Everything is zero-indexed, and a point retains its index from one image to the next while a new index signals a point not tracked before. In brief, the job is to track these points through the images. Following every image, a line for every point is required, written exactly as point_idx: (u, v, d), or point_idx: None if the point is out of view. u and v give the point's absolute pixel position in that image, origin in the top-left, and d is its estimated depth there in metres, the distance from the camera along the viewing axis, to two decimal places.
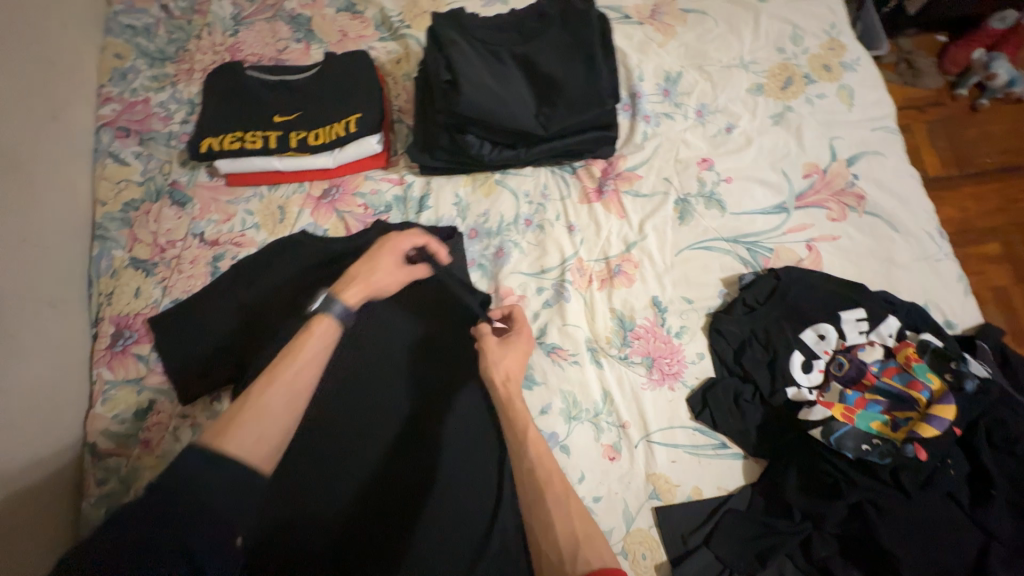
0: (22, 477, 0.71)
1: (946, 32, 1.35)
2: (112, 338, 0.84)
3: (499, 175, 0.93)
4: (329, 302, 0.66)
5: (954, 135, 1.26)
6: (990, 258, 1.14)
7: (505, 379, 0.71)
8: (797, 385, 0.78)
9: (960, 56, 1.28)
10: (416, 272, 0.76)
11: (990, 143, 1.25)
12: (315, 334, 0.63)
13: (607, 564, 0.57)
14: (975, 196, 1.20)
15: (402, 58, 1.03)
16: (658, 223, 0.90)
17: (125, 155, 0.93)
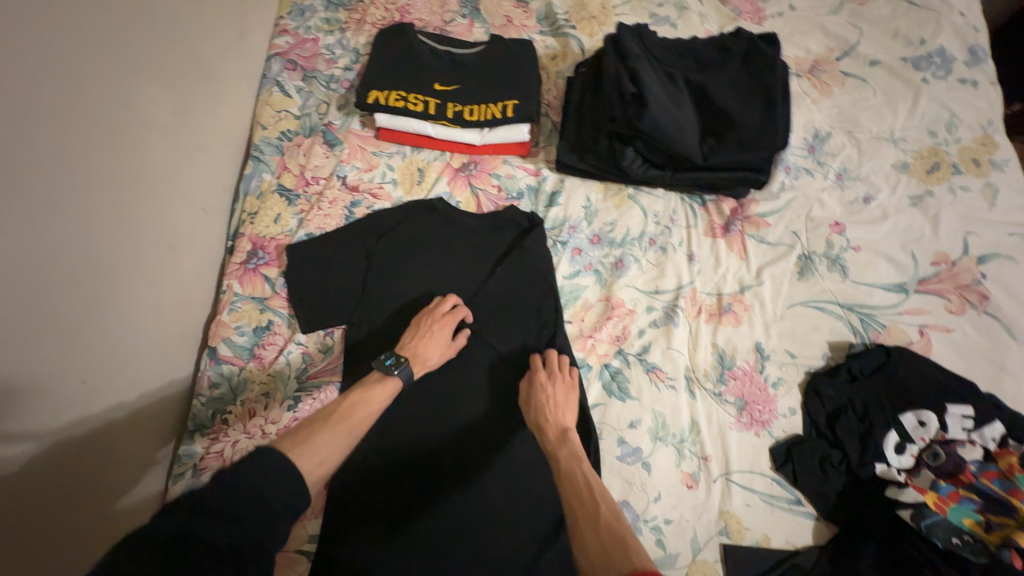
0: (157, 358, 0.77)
1: None
2: (247, 255, 0.89)
3: (633, 190, 0.96)
4: (399, 365, 0.74)
5: None
6: None
7: (537, 425, 0.77)
8: (886, 463, 0.79)
9: None
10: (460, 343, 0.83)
11: None
12: (385, 388, 0.72)
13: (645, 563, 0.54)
14: None
15: (559, 54, 1.05)
16: (776, 273, 0.92)
17: (289, 87, 0.98)
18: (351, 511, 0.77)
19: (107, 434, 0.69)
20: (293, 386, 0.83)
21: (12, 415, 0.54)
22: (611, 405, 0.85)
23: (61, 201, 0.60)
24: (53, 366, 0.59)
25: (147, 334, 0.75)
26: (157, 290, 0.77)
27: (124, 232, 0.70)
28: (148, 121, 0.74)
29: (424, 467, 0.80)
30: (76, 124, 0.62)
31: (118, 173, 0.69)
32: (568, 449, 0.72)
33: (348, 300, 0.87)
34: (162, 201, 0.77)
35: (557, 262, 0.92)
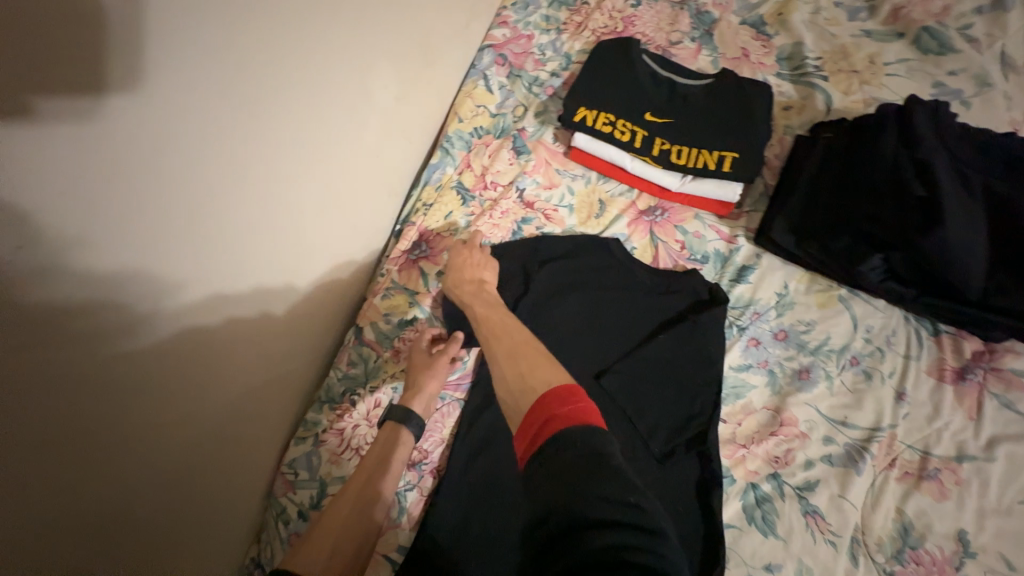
0: (314, 322, 0.80)
1: None
2: (411, 245, 0.88)
3: (846, 292, 0.80)
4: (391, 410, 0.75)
5: None
6: None
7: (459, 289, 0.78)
8: None
9: None
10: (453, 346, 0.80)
11: None
12: (379, 443, 0.73)
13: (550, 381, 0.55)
14: None
15: (792, 106, 0.89)
16: (1015, 452, 0.71)
17: (493, 82, 0.94)
18: (435, 558, 0.71)
19: (268, 391, 0.74)
20: None
21: (201, 357, 0.58)
22: (747, 534, 0.72)
23: (282, 164, 0.64)
24: (249, 312, 0.65)
25: (316, 300, 0.79)
26: (331, 261, 0.81)
27: (321, 199, 0.74)
28: (370, 101, 0.76)
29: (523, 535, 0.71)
30: (312, 93, 0.65)
31: (332, 143, 0.72)
32: (486, 300, 0.75)
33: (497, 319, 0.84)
34: (356, 175, 0.80)
35: (728, 348, 0.79)
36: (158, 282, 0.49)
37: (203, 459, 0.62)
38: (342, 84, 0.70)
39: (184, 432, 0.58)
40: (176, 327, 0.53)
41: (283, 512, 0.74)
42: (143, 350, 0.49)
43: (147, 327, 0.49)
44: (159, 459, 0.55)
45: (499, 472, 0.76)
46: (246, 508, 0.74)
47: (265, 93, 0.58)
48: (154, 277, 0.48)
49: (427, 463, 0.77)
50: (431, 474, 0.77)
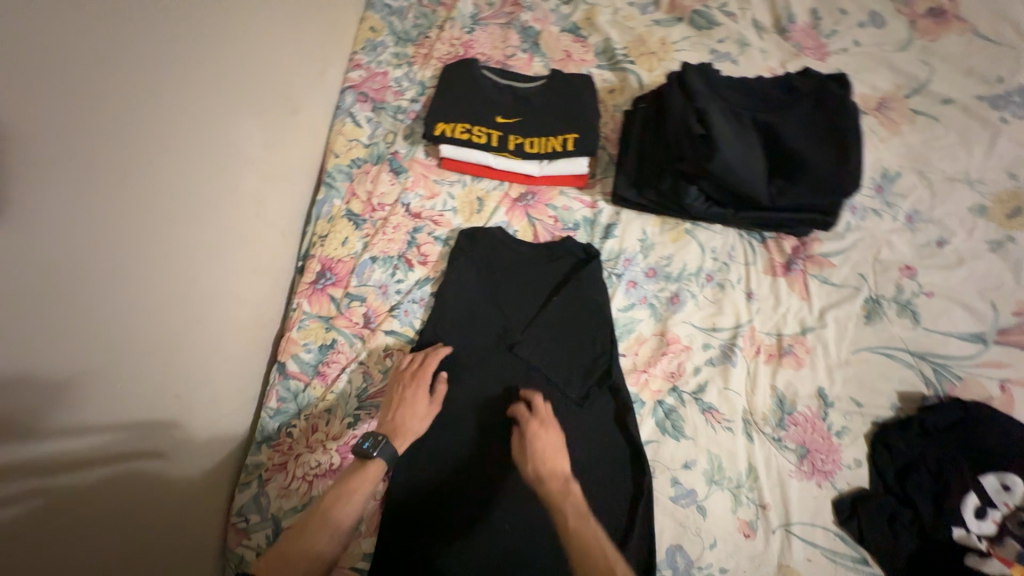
0: (233, 368, 0.82)
1: None
2: (316, 276, 0.93)
3: (690, 225, 0.96)
4: (379, 447, 0.72)
5: None
6: None
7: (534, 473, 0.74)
8: (965, 528, 0.73)
9: None
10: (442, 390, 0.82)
11: None
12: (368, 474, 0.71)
13: None
14: None
15: (616, 88, 1.07)
16: (841, 316, 0.89)
17: (359, 117, 1.04)
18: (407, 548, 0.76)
19: (177, 489, 0.71)
20: (354, 403, 0.85)
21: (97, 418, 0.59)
22: (664, 443, 0.84)
23: (121, 274, 0.62)
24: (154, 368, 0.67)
25: (226, 355, 0.81)
26: (231, 320, 0.82)
27: (191, 274, 0.73)
28: (239, 153, 0.82)
29: (479, 502, 0.79)
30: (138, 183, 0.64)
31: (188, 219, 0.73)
32: (574, 506, 0.69)
33: (415, 322, 0.92)
34: (241, 228, 0.84)
35: (612, 294, 0.92)
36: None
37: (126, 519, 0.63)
38: (202, 144, 0.75)
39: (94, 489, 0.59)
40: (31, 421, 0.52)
41: (243, 561, 0.75)
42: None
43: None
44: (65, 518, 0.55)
45: (442, 455, 0.82)
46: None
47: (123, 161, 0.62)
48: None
49: None
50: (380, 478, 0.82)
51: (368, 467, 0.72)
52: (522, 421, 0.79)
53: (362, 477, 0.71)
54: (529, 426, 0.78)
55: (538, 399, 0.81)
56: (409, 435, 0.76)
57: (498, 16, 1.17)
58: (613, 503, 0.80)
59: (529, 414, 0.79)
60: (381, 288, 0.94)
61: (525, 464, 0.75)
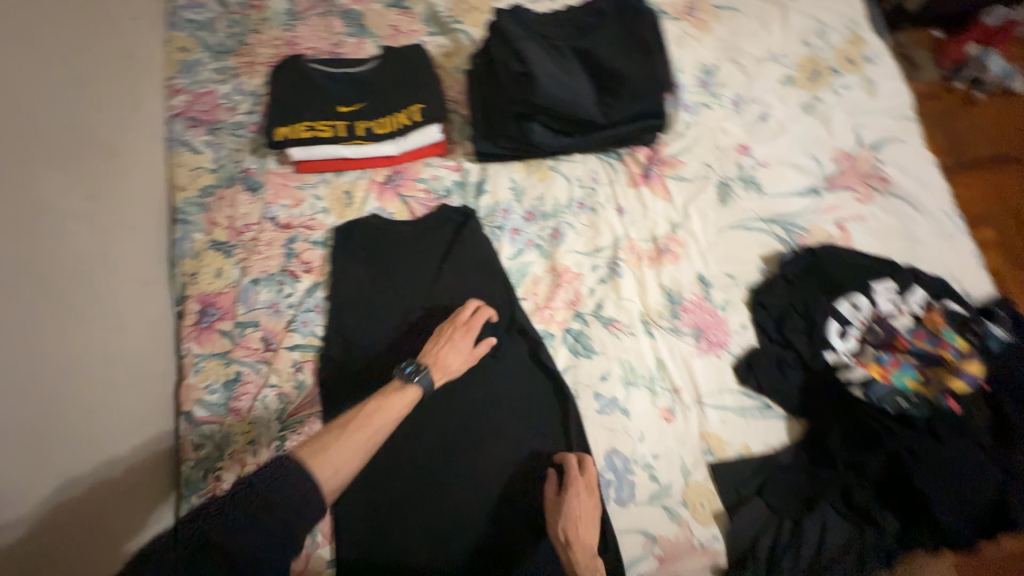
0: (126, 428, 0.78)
1: (941, 28, 1.61)
2: (199, 315, 0.89)
3: (552, 162, 1.00)
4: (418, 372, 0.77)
5: (951, 125, 1.50)
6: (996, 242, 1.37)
7: (566, 540, 0.72)
8: (834, 350, 0.85)
9: (955, 51, 1.53)
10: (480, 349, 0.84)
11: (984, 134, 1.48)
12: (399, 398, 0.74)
13: None
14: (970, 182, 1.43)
15: (452, 51, 1.09)
16: (701, 205, 0.98)
17: (196, 143, 0.98)
18: (374, 536, 0.80)
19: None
20: (276, 426, 0.84)
21: None
22: (580, 365, 0.89)
23: None
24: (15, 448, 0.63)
25: (110, 429, 0.76)
26: (105, 396, 0.77)
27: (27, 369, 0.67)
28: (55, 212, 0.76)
29: (426, 475, 0.83)
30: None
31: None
32: None
33: (316, 330, 0.90)
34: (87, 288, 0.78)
35: (498, 246, 0.95)
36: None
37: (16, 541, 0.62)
38: None
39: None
40: None
41: None
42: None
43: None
44: None
45: (382, 445, 0.84)
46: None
47: None
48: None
49: None
50: None
51: (407, 390, 0.75)
52: (567, 479, 0.77)
53: (396, 397, 0.73)
54: (573, 486, 0.76)
55: (584, 460, 0.79)
56: (440, 361, 0.80)
57: (315, 5, 1.13)
58: (549, 434, 0.85)
59: (573, 472, 0.77)
60: (272, 307, 0.91)
61: (555, 521, 0.74)
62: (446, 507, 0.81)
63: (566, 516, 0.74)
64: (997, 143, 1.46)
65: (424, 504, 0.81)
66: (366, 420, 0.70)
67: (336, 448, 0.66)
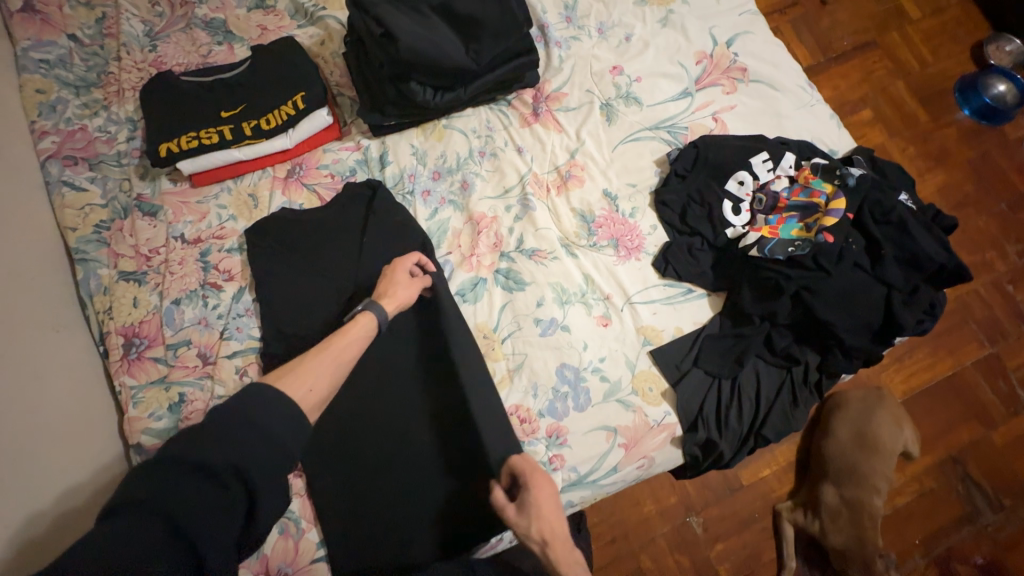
0: (72, 467, 0.77)
1: None
2: (124, 348, 0.88)
3: (446, 120, 1.03)
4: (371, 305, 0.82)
5: (811, 25, 1.63)
6: (865, 122, 1.56)
7: (543, 540, 0.68)
8: (732, 226, 0.94)
9: None
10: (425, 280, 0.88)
11: (842, 28, 1.63)
12: (361, 324, 0.79)
13: None
14: (840, 74, 1.59)
15: (325, 38, 1.09)
16: (592, 129, 1.04)
17: (79, 181, 0.95)
18: (362, 502, 0.82)
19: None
20: None
21: None
22: (515, 298, 0.93)
23: None
24: None
25: (57, 472, 0.74)
26: (47, 449, 0.74)
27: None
28: None
29: (395, 435, 0.85)
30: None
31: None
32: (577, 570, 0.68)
33: (253, 332, 0.90)
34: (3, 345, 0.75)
35: (413, 210, 0.99)
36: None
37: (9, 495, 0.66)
38: None
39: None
40: None
41: None
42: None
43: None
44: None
45: (350, 422, 0.86)
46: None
47: None
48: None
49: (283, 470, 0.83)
50: (295, 476, 0.84)
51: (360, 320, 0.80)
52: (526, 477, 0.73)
53: (358, 327, 0.79)
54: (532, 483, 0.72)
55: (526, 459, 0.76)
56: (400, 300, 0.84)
57: (173, 21, 1.09)
58: (500, 367, 0.90)
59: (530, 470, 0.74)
60: (201, 322, 0.90)
61: (526, 526, 0.69)
62: (423, 457, 0.85)
63: (534, 515, 0.70)
64: (852, 35, 1.63)
65: (401, 461, 0.84)
66: (331, 345, 0.75)
67: (303, 372, 0.70)
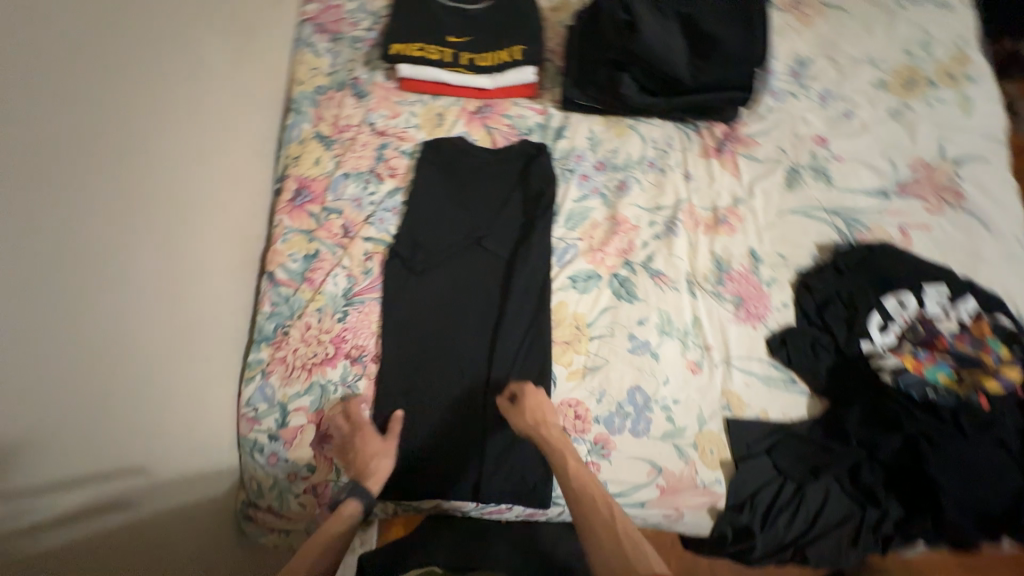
0: (231, 268, 0.92)
1: None
2: (294, 194, 1.01)
3: (632, 121, 1.06)
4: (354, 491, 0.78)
5: None
6: None
7: (538, 426, 0.80)
8: (871, 341, 0.88)
9: None
10: (395, 432, 0.85)
11: None
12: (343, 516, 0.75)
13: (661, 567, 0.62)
14: None
15: (559, 6, 1.17)
16: (767, 187, 1.01)
17: (319, 47, 1.12)
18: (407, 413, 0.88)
19: (168, 437, 0.73)
20: (341, 301, 0.95)
21: (160, 312, 0.72)
22: (620, 307, 0.94)
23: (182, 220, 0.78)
24: (190, 276, 0.79)
25: (225, 276, 0.90)
26: (224, 258, 0.90)
27: (183, 222, 0.78)
28: (212, 72, 0.87)
29: (462, 372, 0.91)
30: (81, 114, 0.59)
31: (154, 158, 0.72)
32: (570, 450, 0.78)
33: (390, 229, 1.00)
34: (212, 157, 0.87)
35: (566, 187, 1.02)
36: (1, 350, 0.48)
37: (202, 288, 0.83)
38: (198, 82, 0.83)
39: (184, 290, 0.78)
40: (151, 268, 0.71)
41: (256, 443, 0.87)
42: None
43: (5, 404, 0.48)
44: (184, 296, 0.78)
45: (431, 345, 0.93)
46: (221, 464, 0.86)
47: (171, 123, 0.76)
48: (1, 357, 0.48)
49: (366, 354, 0.92)
50: (372, 361, 0.91)
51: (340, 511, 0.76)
52: (518, 390, 0.86)
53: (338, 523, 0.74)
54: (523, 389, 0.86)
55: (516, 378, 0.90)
56: (379, 474, 0.80)
57: None
58: (577, 362, 0.91)
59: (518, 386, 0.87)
60: (356, 201, 1.02)
61: (520, 421, 0.82)
62: (476, 405, 0.89)
63: (533, 407, 0.83)
64: None
65: (462, 396, 0.90)
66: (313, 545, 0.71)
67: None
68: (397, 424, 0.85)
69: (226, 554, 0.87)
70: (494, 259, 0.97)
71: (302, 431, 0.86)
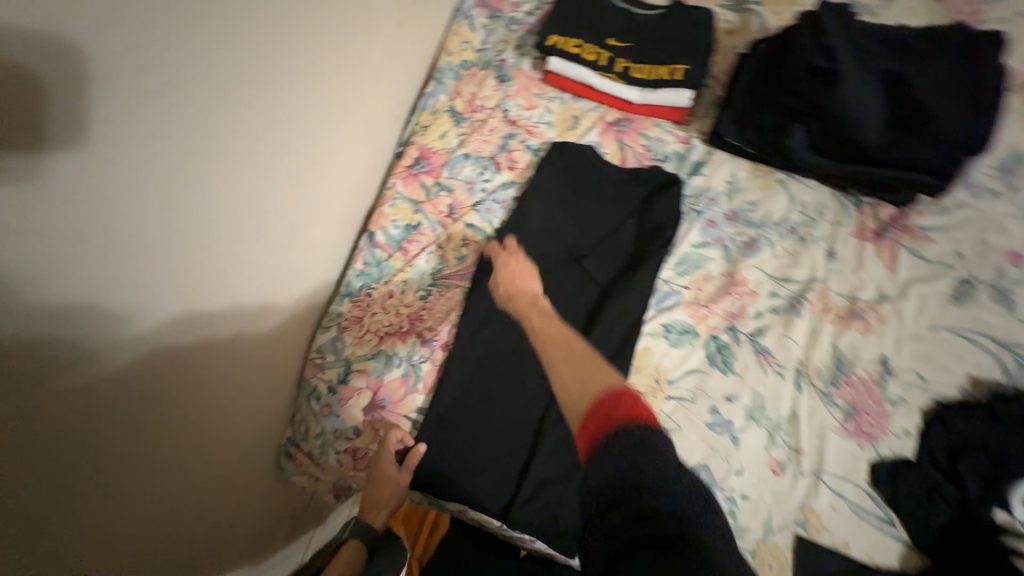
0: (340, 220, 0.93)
1: None
2: (413, 161, 1.01)
3: (784, 176, 0.96)
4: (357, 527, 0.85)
5: None
6: None
7: (509, 294, 0.83)
8: (1011, 514, 0.71)
9: None
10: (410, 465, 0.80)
11: None
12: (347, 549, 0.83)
13: (614, 382, 0.57)
14: None
15: (736, 30, 1.06)
16: (925, 292, 0.87)
17: (476, 22, 1.13)
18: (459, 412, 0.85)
19: (236, 386, 0.74)
20: (428, 280, 0.94)
21: (259, 266, 0.72)
22: (710, 375, 0.85)
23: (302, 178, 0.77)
24: (295, 232, 0.79)
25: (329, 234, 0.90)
26: (332, 218, 0.90)
27: (304, 178, 0.78)
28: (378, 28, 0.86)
29: (525, 387, 0.88)
30: (261, 46, 0.61)
31: (311, 100, 0.74)
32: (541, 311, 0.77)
33: (494, 221, 0.97)
34: (353, 109, 0.86)
35: (688, 228, 0.94)
36: (120, 216, 0.47)
37: (302, 248, 0.82)
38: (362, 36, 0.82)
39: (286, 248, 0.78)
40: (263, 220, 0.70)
41: (315, 390, 0.88)
42: (57, 379, 0.45)
43: (105, 266, 0.47)
44: (284, 254, 0.78)
45: (502, 350, 0.90)
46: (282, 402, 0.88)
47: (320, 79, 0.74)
48: (116, 248, 0.47)
49: (437, 339, 0.89)
50: (440, 348, 0.89)
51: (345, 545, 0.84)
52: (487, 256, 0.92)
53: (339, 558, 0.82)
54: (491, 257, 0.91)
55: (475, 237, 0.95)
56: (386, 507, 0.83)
57: None
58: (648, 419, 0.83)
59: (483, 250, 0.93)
60: (468, 184, 1.00)
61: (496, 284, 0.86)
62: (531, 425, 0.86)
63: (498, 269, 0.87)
64: None
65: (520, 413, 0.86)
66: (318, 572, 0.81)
67: None
68: (412, 458, 0.80)
69: (263, 479, 0.91)
70: (589, 283, 0.91)
71: (358, 394, 0.85)
